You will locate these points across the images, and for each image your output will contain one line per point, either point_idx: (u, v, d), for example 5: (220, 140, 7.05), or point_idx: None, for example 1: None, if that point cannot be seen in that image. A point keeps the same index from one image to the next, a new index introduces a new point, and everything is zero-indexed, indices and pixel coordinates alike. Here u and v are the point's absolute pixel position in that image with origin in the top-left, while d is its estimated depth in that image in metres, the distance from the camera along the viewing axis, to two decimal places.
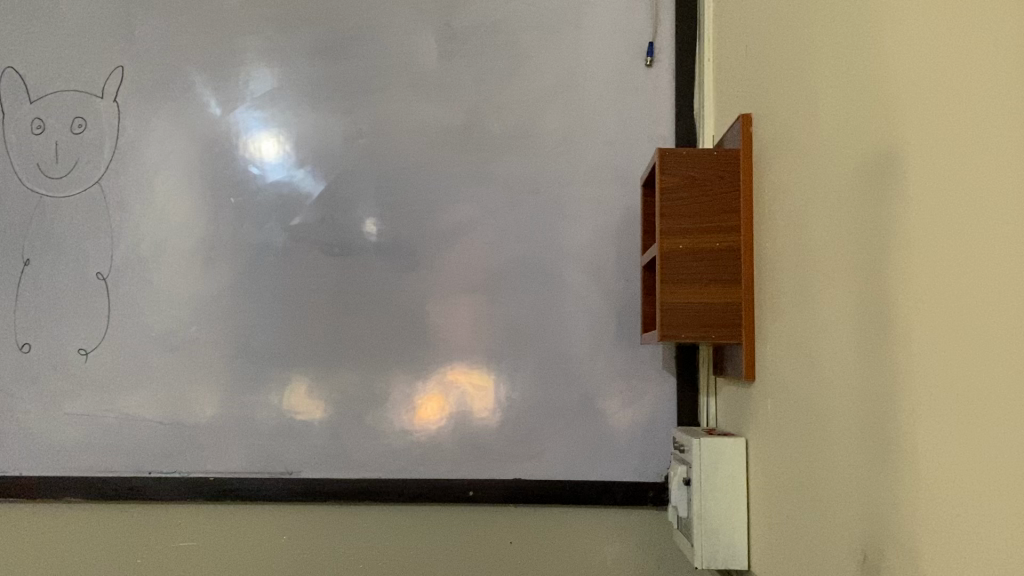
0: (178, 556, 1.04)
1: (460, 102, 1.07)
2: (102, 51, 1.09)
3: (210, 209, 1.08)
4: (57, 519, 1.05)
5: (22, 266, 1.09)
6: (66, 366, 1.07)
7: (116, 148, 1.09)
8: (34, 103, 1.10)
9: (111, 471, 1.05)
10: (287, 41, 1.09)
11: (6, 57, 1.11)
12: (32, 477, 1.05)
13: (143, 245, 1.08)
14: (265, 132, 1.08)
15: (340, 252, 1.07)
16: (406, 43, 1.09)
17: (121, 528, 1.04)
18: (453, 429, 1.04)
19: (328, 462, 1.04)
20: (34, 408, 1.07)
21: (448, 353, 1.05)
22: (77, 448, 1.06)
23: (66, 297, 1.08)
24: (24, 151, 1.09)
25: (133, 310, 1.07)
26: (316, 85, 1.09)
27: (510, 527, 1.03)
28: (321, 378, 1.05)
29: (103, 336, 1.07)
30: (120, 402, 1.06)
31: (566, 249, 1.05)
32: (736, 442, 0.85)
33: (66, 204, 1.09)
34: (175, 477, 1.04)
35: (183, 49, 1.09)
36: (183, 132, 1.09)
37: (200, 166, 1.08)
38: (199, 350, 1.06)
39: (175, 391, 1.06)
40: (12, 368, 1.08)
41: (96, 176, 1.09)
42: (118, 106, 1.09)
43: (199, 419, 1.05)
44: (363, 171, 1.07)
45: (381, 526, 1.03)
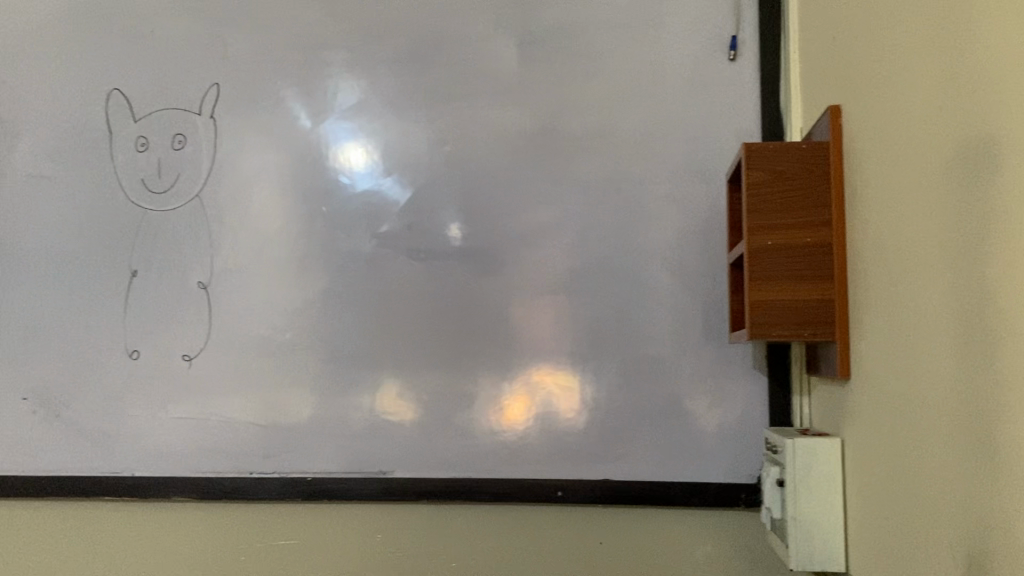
0: (279, 554, 1.07)
1: (540, 105, 1.08)
2: (199, 70, 1.14)
3: (302, 217, 1.11)
4: (167, 518, 1.10)
5: (130, 277, 1.13)
6: (172, 372, 1.12)
7: (214, 162, 1.13)
8: (139, 122, 1.15)
9: (215, 471, 1.09)
10: (371, 53, 1.12)
11: (112, 79, 1.16)
12: (143, 478, 1.10)
13: (240, 254, 1.12)
14: (352, 142, 1.11)
15: (427, 257, 1.08)
16: (486, 49, 1.10)
17: (226, 527, 1.09)
18: (541, 430, 1.04)
19: (419, 462, 1.06)
20: (142, 412, 1.12)
21: (535, 354, 1.05)
22: (183, 450, 1.10)
23: (171, 305, 1.12)
24: (130, 167, 1.15)
25: (232, 317, 1.11)
26: (400, 95, 1.11)
27: (600, 528, 1.03)
28: (411, 379, 1.07)
29: (205, 342, 1.11)
30: (223, 406, 1.10)
31: (651, 249, 1.05)
32: (831, 442, 0.83)
33: (170, 217, 1.14)
34: (275, 477, 1.08)
35: (273, 65, 1.13)
36: (275, 144, 1.12)
37: (292, 178, 1.12)
38: (295, 355, 1.10)
39: (273, 395, 1.10)
40: (122, 374, 1.13)
41: (197, 190, 1.13)
42: (215, 122, 1.14)
43: (296, 422, 1.09)
44: (448, 177, 1.09)
45: (472, 526, 1.05)
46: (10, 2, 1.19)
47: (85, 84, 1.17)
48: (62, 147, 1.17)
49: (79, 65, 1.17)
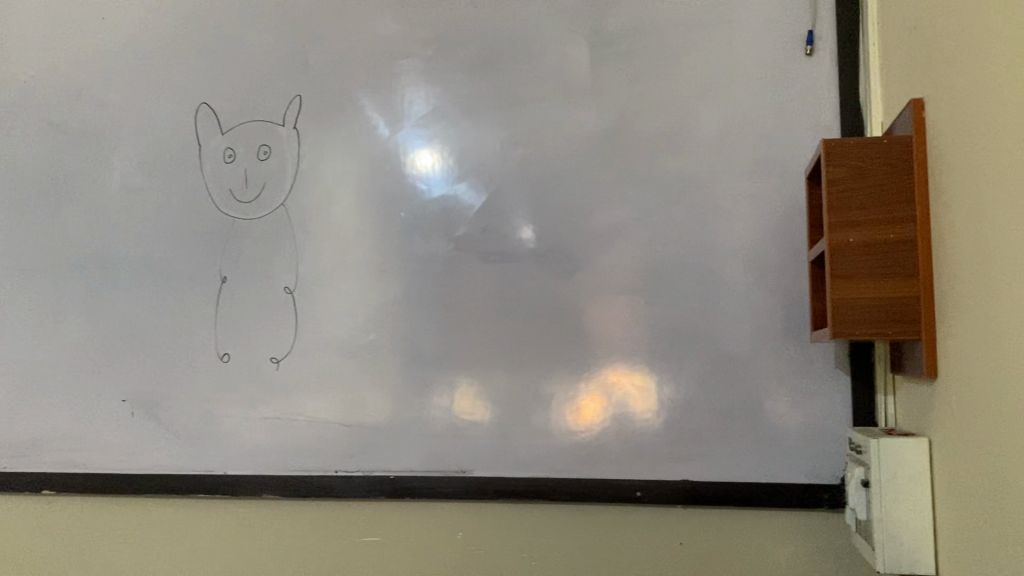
0: (364, 551, 1.10)
1: (614, 107, 1.09)
2: (283, 83, 1.18)
3: (381, 223, 1.14)
4: (258, 515, 1.14)
5: (220, 282, 1.18)
6: (261, 373, 1.15)
7: (297, 170, 1.17)
8: (226, 134, 1.19)
9: (301, 470, 1.13)
10: (446, 61, 1.14)
11: (200, 94, 1.21)
12: (235, 476, 1.14)
13: (323, 260, 1.15)
14: (429, 148, 1.14)
15: (504, 259, 1.10)
16: (559, 52, 1.11)
17: (312, 524, 1.12)
18: (619, 430, 1.05)
19: (498, 462, 1.08)
20: (233, 413, 1.16)
21: (612, 355, 1.06)
22: (271, 450, 1.14)
23: (258, 309, 1.16)
24: (218, 178, 1.19)
25: (316, 321, 1.15)
26: (475, 100, 1.13)
27: (679, 528, 1.03)
28: (489, 381, 1.09)
29: (291, 346, 1.15)
30: (308, 407, 1.14)
31: (728, 248, 1.04)
32: (917, 442, 0.81)
33: (256, 225, 1.17)
34: (359, 476, 1.11)
35: (353, 75, 1.17)
36: (354, 152, 1.16)
37: (371, 184, 1.15)
38: (376, 358, 1.13)
39: (356, 396, 1.13)
40: (214, 376, 1.17)
41: (282, 198, 1.17)
42: (299, 132, 1.17)
43: (378, 422, 1.12)
44: (523, 180, 1.11)
45: (551, 525, 1.06)
46: (104, 21, 1.25)
47: (175, 99, 1.22)
48: (154, 159, 1.21)
49: (170, 80, 1.22)
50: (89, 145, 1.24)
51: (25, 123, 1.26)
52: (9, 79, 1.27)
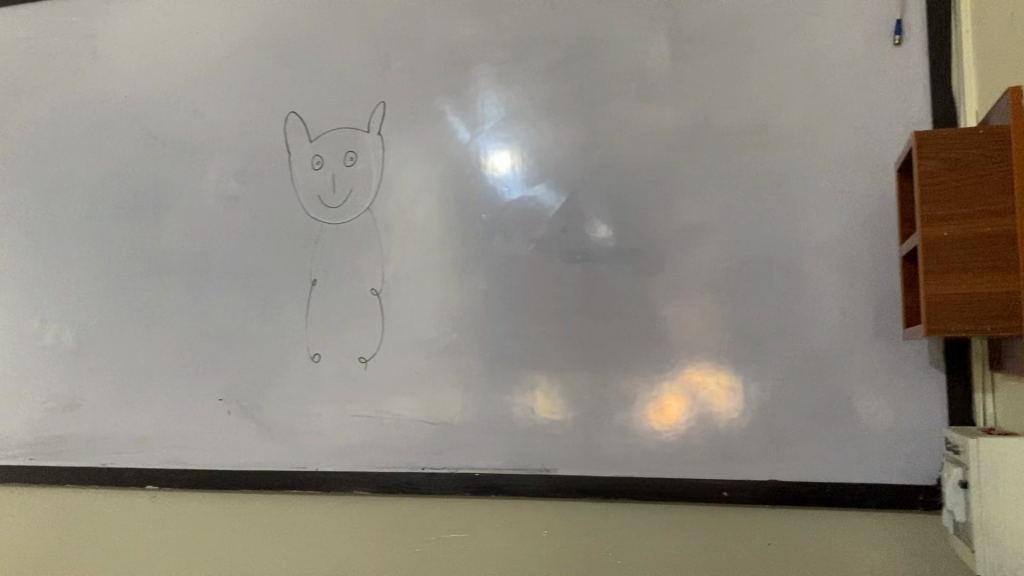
0: (451, 548, 1.12)
1: (695, 104, 1.08)
2: (367, 90, 1.22)
3: (464, 225, 1.16)
4: (348, 510, 1.17)
5: (310, 285, 1.21)
6: (349, 373, 1.18)
7: (382, 175, 1.20)
8: (314, 142, 1.23)
9: (389, 467, 1.15)
10: (526, 63, 1.16)
11: (289, 103, 1.25)
12: (326, 473, 1.17)
13: (408, 262, 1.18)
14: (510, 150, 1.15)
15: (586, 259, 1.11)
16: (639, 51, 1.11)
17: (400, 521, 1.15)
18: (705, 429, 1.04)
19: (582, 460, 1.08)
20: (324, 411, 1.19)
21: (696, 353, 1.05)
22: (361, 448, 1.17)
23: (346, 310, 1.19)
24: (307, 184, 1.23)
25: (402, 321, 1.17)
26: (555, 101, 1.14)
27: (768, 529, 1.02)
28: (571, 380, 1.10)
29: (378, 346, 1.18)
30: (394, 405, 1.16)
31: (815, 244, 1.03)
32: (1019, 442, 0.78)
33: (344, 229, 1.21)
34: (445, 473, 1.13)
35: (434, 81, 1.19)
36: (437, 155, 1.18)
37: (454, 186, 1.17)
38: (461, 357, 1.15)
39: (441, 394, 1.15)
40: (305, 376, 1.20)
41: (368, 202, 1.20)
42: (384, 138, 1.20)
43: (463, 421, 1.14)
44: (605, 179, 1.11)
45: (637, 523, 1.06)
46: (198, 37, 1.30)
47: (265, 109, 1.26)
48: (246, 168, 1.26)
49: (261, 91, 1.27)
50: (186, 155, 1.29)
51: (127, 136, 1.32)
52: (111, 95, 1.34)
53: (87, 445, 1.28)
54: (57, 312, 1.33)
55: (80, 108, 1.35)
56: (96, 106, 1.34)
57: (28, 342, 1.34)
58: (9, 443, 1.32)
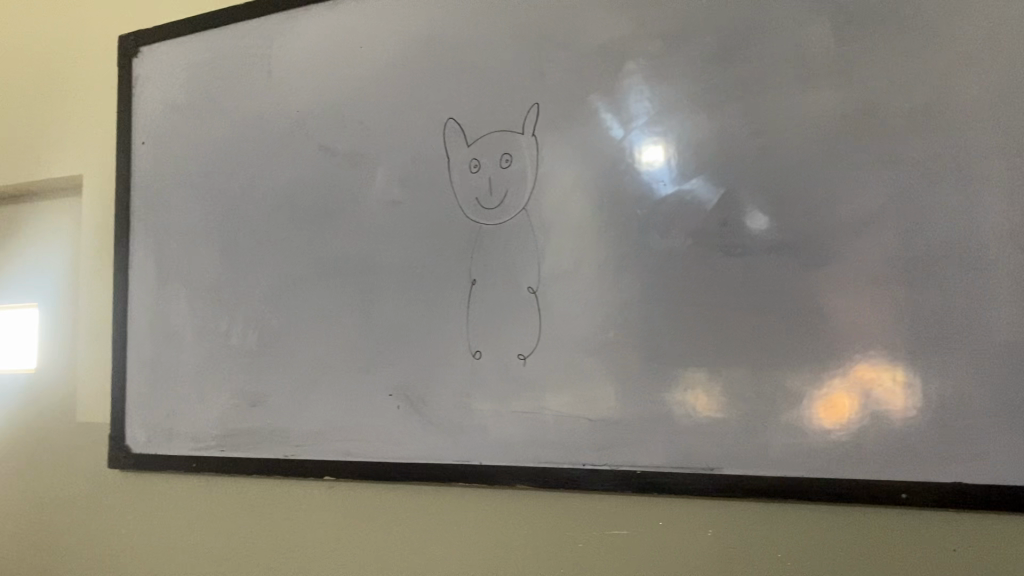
0: (614, 543, 1.14)
1: (862, 88, 1.04)
2: (522, 92, 1.24)
3: (620, 221, 1.16)
4: (512, 504, 1.20)
5: (470, 284, 1.25)
6: (509, 369, 1.20)
7: (536, 175, 1.22)
8: (471, 146, 1.27)
9: (549, 463, 1.16)
10: (681, 55, 1.14)
11: (446, 110, 1.29)
12: (489, 467, 1.20)
13: (565, 260, 1.19)
14: (663, 144, 1.14)
15: (746, 252, 1.08)
16: (798, 35, 1.08)
17: (563, 515, 1.17)
18: (878, 427, 1.00)
19: (748, 459, 1.06)
20: (485, 406, 1.21)
21: (867, 348, 1.01)
22: (521, 443, 1.18)
23: (505, 308, 1.22)
24: (465, 187, 1.27)
25: (560, 318, 1.18)
26: (711, 92, 1.12)
27: (954, 534, 0.97)
28: (733, 376, 1.07)
29: (537, 343, 1.19)
30: (552, 401, 1.17)
31: (998, 231, 0.97)
32: None
33: (501, 229, 1.23)
34: (606, 469, 1.13)
35: (587, 79, 1.20)
36: (590, 153, 1.18)
37: (607, 183, 1.17)
38: (619, 354, 1.14)
39: (598, 391, 1.15)
40: (466, 372, 1.23)
41: (523, 202, 1.22)
42: (539, 139, 1.22)
43: (622, 418, 1.13)
44: (765, 169, 1.08)
45: (808, 524, 1.04)
46: (362, 51, 1.37)
47: (425, 116, 1.31)
48: (409, 174, 1.31)
49: (420, 99, 1.32)
50: (353, 164, 1.36)
51: (300, 149, 1.41)
52: (286, 111, 1.43)
53: (268, 436, 1.37)
54: (240, 314, 1.43)
55: (258, 124, 1.45)
56: (272, 122, 1.44)
57: (216, 342, 1.44)
58: (201, 435, 1.43)
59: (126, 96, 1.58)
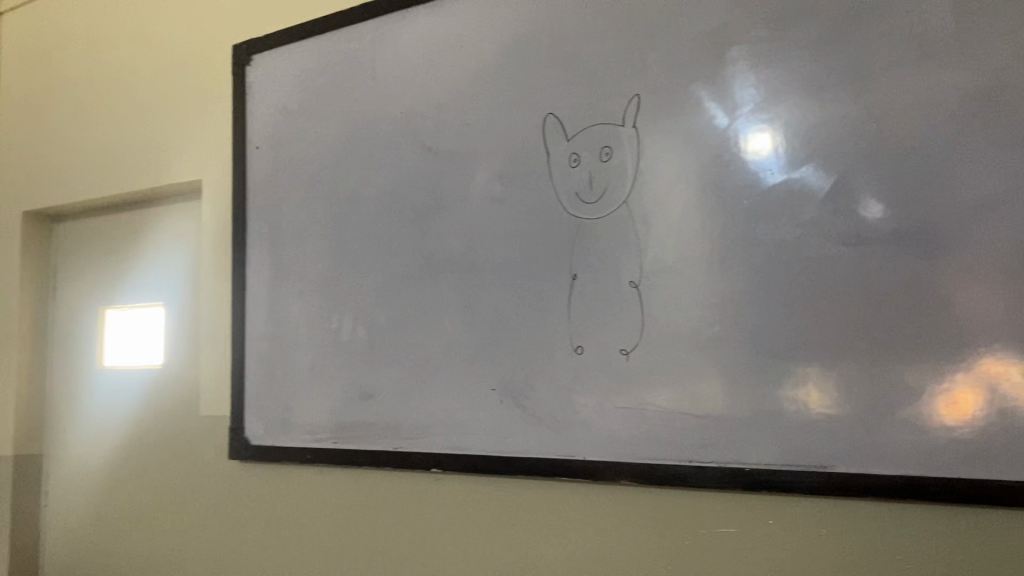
0: (721, 541, 1.11)
1: (985, 68, 0.99)
2: (623, 84, 1.23)
3: (725, 212, 1.13)
4: (617, 500, 1.20)
5: (571, 279, 1.25)
6: (612, 364, 1.20)
7: (638, 167, 1.20)
8: (571, 141, 1.27)
9: (655, 459, 1.15)
10: (788, 39, 1.11)
11: (547, 105, 1.30)
12: (594, 462, 1.20)
13: (668, 253, 1.17)
14: (768, 132, 1.11)
15: (859, 242, 1.04)
16: (914, 14, 1.03)
17: (668, 512, 1.15)
18: (1006, 425, 0.94)
19: (863, 457, 1.02)
20: (588, 401, 1.21)
21: (993, 342, 0.95)
22: (626, 439, 1.18)
23: (607, 302, 1.21)
24: (566, 182, 1.27)
25: (663, 312, 1.16)
26: (820, 77, 1.08)
27: None
28: (846, 371, 1.04)
29: (640, 337, 1.18)
30: (657, 397, 1.16)
31: None
32: None
33: (602, 223, 1.23)
34: (713, 466, 1.11)
35: (689, 68, 1.17)
36: (693, 143, 1.16)
37: (711, 173, 1.15)
38: (726, 348, 1.12)
39: (703, 386, 1.13)
40: (569, 367, 1.23)
41: (625, 195, 1.21)
42: (640, 131, 1.21)
43: (730, 413, 1.11)
44: (879, 156, 1.04)
45: (928, 526, 0.99)
46: (463, 49, 1.39)
47: (526, 111, 1.32)
48: (510, 170, 1.32)
49: (521, 95, 1.32)
50: (455, 162, 1.38)
51: (404, 148, 1.44)
52: (391, 112, 1.46)
53: (377, 429, 1.41)
54: (350, 310, 1.47)
55: (364, 126, 1.49)
56: (378, 123, 1.47)
57: (327, 338, 1.50)
58: (315, 427, 1.49)
59: (240, 102, 1.65)
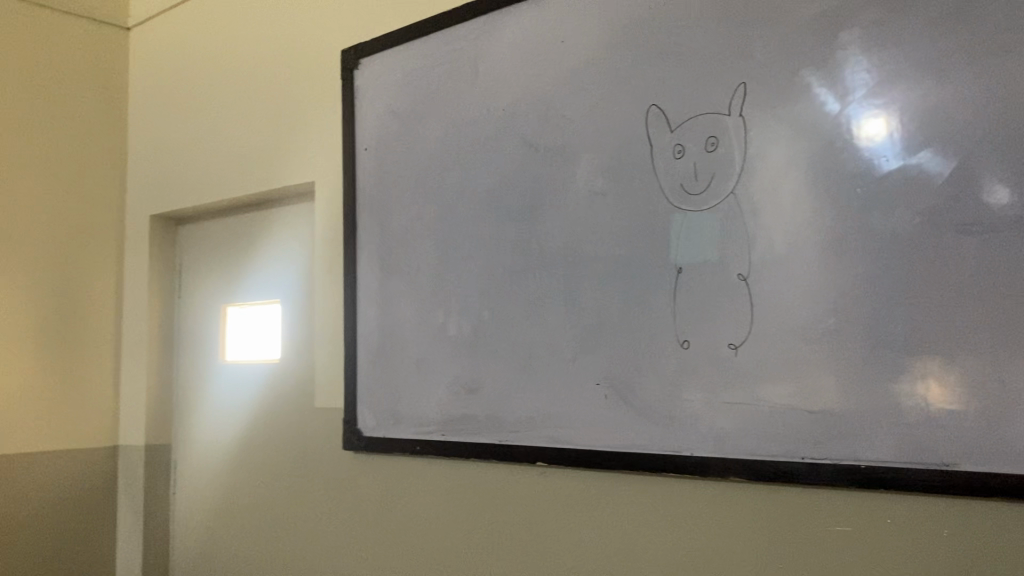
0: (835, 540, 1.08)
1: None
2: (728, 72, 1.20)
3: (838, 202, 1.10)
4: (725, 496, 1.18)
5: (676, 272, 1.23)
6: (720, 359, 1.18)
7: (745, 157, 1.18)
8: (675, 132, 1.25)
9: (766, 455, 1.13)
10: (904, 20, 1.06)
11: (650, 97, 1.29)
12: (702, 457, 1.18)
13: (777, 245, 1.14)
14: (882, 117, 1.07)
15: (983, 229, 0.99)
16: None
17: (779, 509, 1.13)
18: None
19: (990, 455, 0.97)
20: (695, 396, 1.20)
21: None
22: (735, 434, 1.16)
23: (714, 295, 1.19)
24: (670, 174, 1.25)
25: (773, 305, 1.14)
26: (938, 59, 1.04)
27: None
28: (970, 365, 0.99)
29: (748, 331, 1.16)
30: (766, 391, 1.13)
31: None
32: None
33: (707, 215, 1.21)
34: (827, 463, 1.08)
35: (798, 54, 1.14)
36: (802, 131, 1.13)
37: (822, 162, 1.11)
38: (840, 342, 1.08)
39: (815, 381, 1.10)
40: (676, 362, 1.22)
41: (731, 186, 1.19)
42: (747, 120, 1.18)
43: (844, 408, 1.07)
44: (1005, 139, 0.99)
45: None
46: (565, 45, 1.39)
47: (629, 104, 1.31)
48: (612, 164, 1.32)
49: (623, 88, 1.31)
50: (558, 157, 1.39)
51: (507, 145, 1.45)
52: (493, 110, 1.48)
53: (484, 423, 1.44)
54: (455, 306, 1.50)
55: (468, 124, 1.51)
56: (481, 121, 1.49)
57: (434, 333, 1.53)
58: (424, 420, 1.53)
59: (349, 105, 1.70)
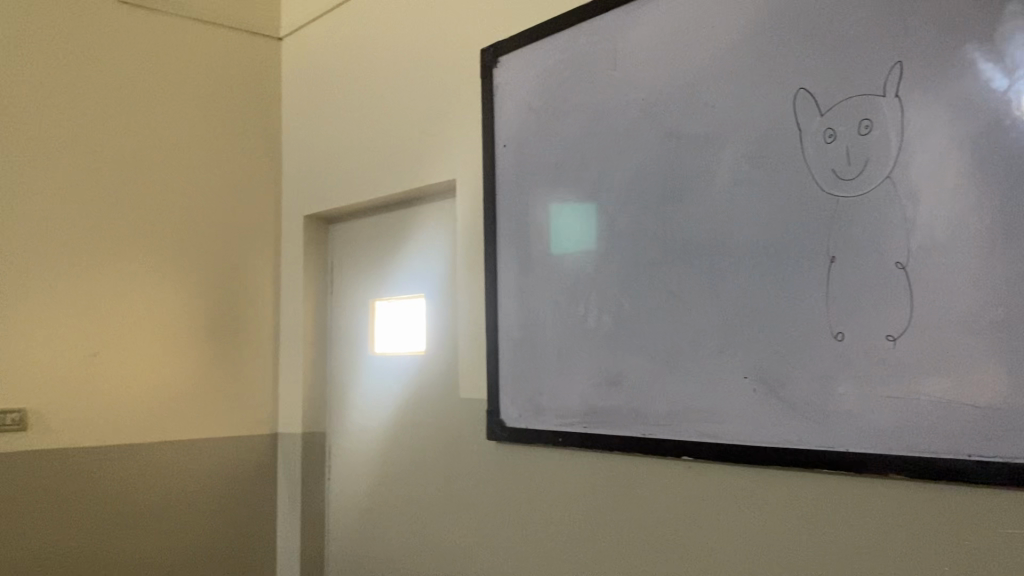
0: (1007, 544, 1.01)
1: None
2: (882, 50, 1.15)
3: (1007, 182, 1.02)
4: (884, 495, 1.12)
5: (828, 261, 1.18)
6: (877, 351, 1.12)
7: (902, 139, 1.12)
8: (825, 115, 1.21)
9: (929, 453, 1.07)
10: None
11: (797, 81, 1.24)
12: (858, 454, 1.13)
13: (939, 230, 1.08)
14: None
15: None
16: None
17: (943, 510, 1.07)
18: None
19: None
20: (850, 390, 1.15)
21: None
22: (894, 430, 1.10)
23: (870, 284, 1.14)
24: (821, 159, 1.21)
25: (935, 294, 1.07)
26: None
27: None
28: None
29: (908, 322, 1.10)
30: (929, 386, 1.07)
31: None
32: None
33: (861, 201, 1.16)
34: (997, 462, 1.01)
35: (961, 28, 1.07)
36: (966, 110, 1.06)
37: (989, 141, 1.04)
38: (1012, 333, 1.01)
39: (984, 374, 1.03)
40: (829, 354, 1.17)
41: (888, 170, 1.13)
42: (904, 100, 1.12)
43: (1018, 404, 1.00)
44: None
45: None
46: (706, 33, 1.37)
47: (775, 90, 1.27)
48: (758, 151, 1.28)
49: (769, 72, 1.28)
50: (700, 147, 1.36)
51: (647, 136, 1.44)
52: (633, 101, 1.47)
53: (627, 416, 1.43)
54: (596, 299, 1.50)
55: (607, 117, 1.51)
56: (621, 114, 1.49)
57: (575, 326, 1.53)
58: (566, 412, 1.54)
59: (488, 104, 1.73)
